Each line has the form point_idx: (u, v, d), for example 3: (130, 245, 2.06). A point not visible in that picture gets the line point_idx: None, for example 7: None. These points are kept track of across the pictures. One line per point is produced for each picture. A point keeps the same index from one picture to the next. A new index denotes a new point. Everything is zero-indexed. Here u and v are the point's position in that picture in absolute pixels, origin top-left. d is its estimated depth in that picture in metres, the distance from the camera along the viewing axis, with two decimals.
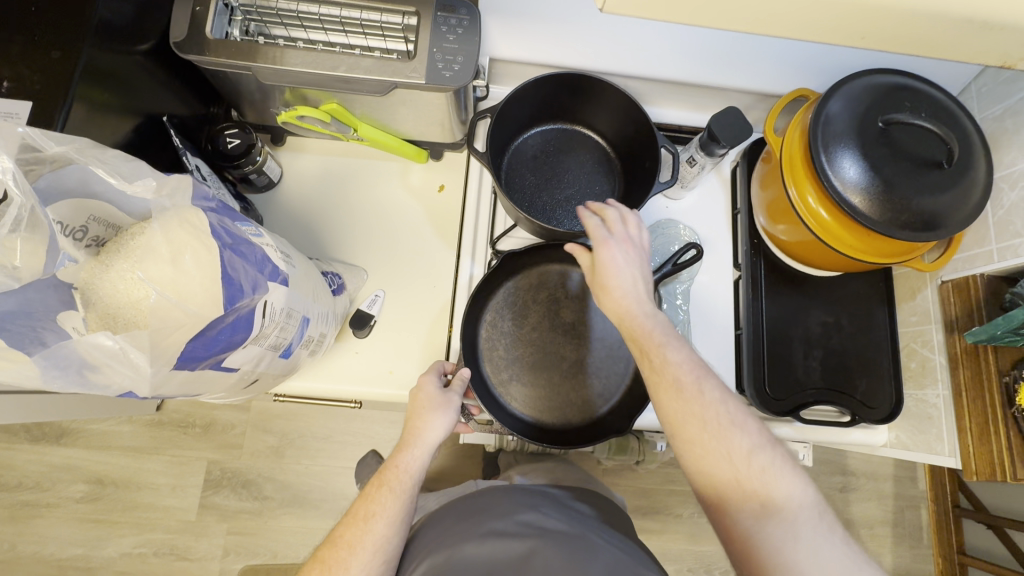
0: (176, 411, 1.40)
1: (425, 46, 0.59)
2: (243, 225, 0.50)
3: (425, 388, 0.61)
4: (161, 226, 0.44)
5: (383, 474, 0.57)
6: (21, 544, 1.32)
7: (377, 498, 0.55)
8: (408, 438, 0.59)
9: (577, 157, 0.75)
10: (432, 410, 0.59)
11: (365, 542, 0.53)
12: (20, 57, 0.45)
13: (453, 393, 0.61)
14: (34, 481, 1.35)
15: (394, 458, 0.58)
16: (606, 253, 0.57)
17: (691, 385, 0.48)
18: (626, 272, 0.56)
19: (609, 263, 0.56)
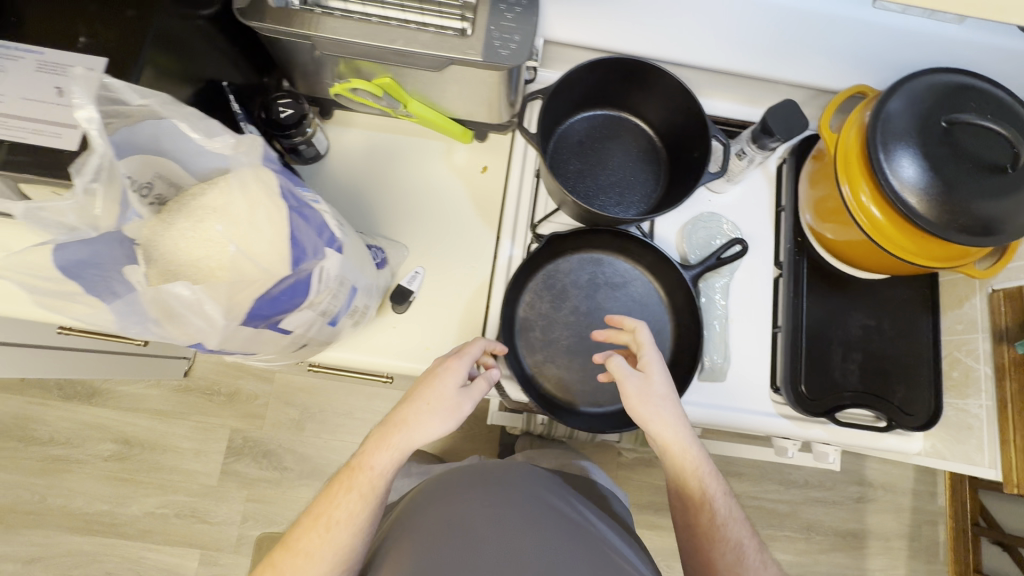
0: (203, 378, 1.44)
1: (483, 24, 0.59)
2: (303, 190, 0.51)
3: (445, 380, 0.58)
4: (240, 183, 0.48)
5: (354, 477, 0.57)
6: (48, 497, 1.36)
7: (343, 501, 0.57)
8: (388, 438, 0.58)
9: (623, 145, 0.74)
10: (433, 416, 0.57)
11: (325, 546, 0.56)
12: (98, 14, 0.46)
13: (460, 397, 0.59)
14: (66, 437, 1.39)
15: (367, 460, 0.58)
16: (663, 385, 0.59)
17: (729, 523, 0.62)
18: (667, 408, 0.59)
19: (667, 395, 0.59)
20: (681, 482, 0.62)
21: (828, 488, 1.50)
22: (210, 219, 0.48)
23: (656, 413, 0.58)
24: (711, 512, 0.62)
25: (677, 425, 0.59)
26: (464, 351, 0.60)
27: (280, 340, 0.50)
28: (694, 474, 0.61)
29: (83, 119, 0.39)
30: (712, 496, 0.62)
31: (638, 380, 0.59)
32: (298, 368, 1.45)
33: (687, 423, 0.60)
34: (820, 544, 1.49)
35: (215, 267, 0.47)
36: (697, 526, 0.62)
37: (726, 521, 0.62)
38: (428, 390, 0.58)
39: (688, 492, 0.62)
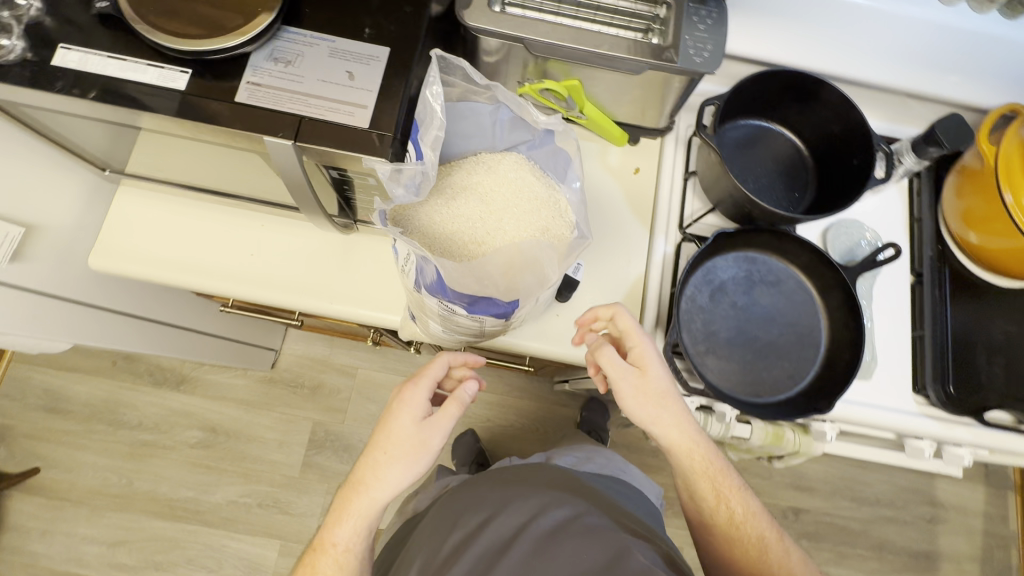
0: (288, 371, 1.47)
1: (679, 33, 0.63)
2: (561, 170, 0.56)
3: (404, 420, 0.60)
4: (512, 167, 0.56)
5: (319, 556, 0.60)
6: (136, 481, 1.38)
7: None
8: (345, 508, 0.60)
9: (775, 152, 0.78)
10: (397, 461, 0.59)
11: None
12: (381, 8, 0.51)
13: (415, 431, 0.60)
14: (153, 423, 1.42)
15: (330, 538, 0.60)
16: (662, 379, 0.63)
17: (745, 512, 0.65)
18: (662, 399, 0.63)
19: (667, 392, 0.63)
20: (687, 479, 0.66)
21: (899, 507, 1.50)
22: (466, 199, 0.56)
23: (657, 409, 0.63)
24: (725, 496, 0.65)
25: (675, 423, 0.63)
26: (415, 386, 0.62)
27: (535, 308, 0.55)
28: (703, 463, 0.64)
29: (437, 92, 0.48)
30: (722, 487, 0.65)
31: (633, 375, 0.63)
32: (380, 364, 1.49)
33: (689, 420, 0.64)
34: (891, 563, 1.48)
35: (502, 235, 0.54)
36: (715, 523, 0.65)
37: (741, 511, 0.65)
38: (390, 435, 0.60)
39: (700, 483, 0.65)
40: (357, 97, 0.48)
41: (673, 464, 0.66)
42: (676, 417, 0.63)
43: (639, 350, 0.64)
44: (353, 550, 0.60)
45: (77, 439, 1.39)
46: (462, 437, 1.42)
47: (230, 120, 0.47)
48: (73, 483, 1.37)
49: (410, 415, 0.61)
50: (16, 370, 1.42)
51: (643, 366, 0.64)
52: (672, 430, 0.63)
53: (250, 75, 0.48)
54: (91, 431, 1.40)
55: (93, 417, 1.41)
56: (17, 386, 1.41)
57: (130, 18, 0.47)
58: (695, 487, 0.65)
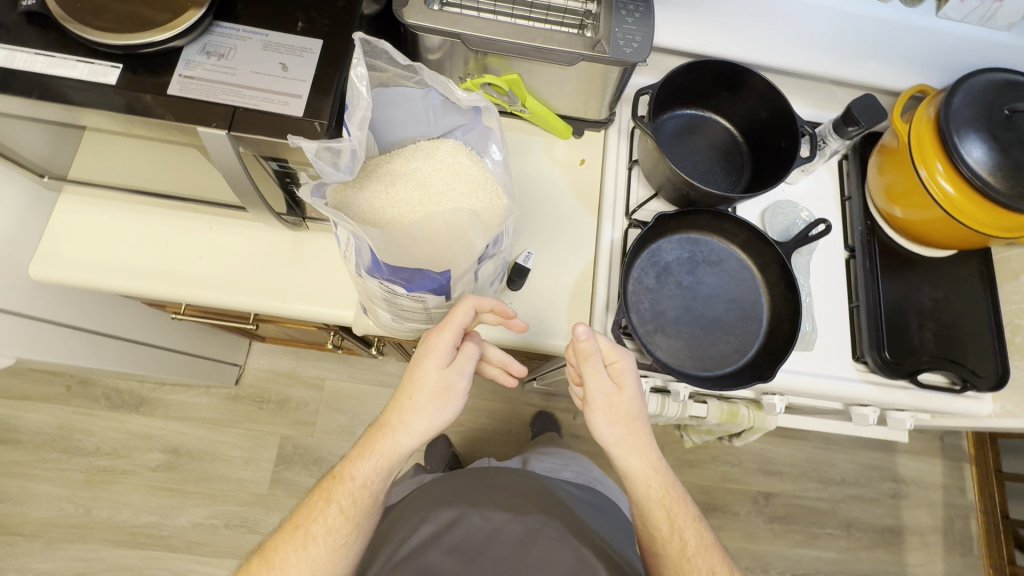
0: (253, 386, 1.44)
1: (608, 26, 0.66)
2: (491, 148, 0.58)
3: (431, 363, 0.61)
4: (445, 151, 0.58)
5: (335, 486, 0.64)
6: (94, 509, 1.33)
7: (325, 510, 0.63)
8: (369, 447, 0.63)
9: (710, 138, 0.82)
10: (421, 408, 0.61)
11: (303, 559, 0.62)
12: (313, 4, 0.53)
13: (444, 377, 0.62)
14: (112, 448, 1.37)
15: (347, 475, 0.63)
16: (633, 399, 0.65)
17: (698, 545, 0.66)
18: (631, 417, 0.66)
19: (636, 414, 0.65)
20: (642, 510, 0.67)
21: (863, 485, 1.55)
22: (404, 184, 0.57)
23: (626, 429, 0.65)
24: (683, 523, 0.67)
25: (634, 448, 0.65)
26: (444, 330, 0.60)
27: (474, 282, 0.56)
28: (664, 486, 0.66)
29: (358, 74, 0.48)
30: (676, 520, 0.66)
31: (610, 389, 0.65)
32: (348, 375, 1.47)
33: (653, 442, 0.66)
34: (860, 540, 1.52)
35: (433, 213, 0.56)
36: (668, 550, 0.67)
37: (694, 544, 0.66)
38: (416, 379, 0.62)
39: (660, 508, 0.66)
40: (291, 87, 0.49)
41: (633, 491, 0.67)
42: (641, 439, 0.66)
43: (619, 367, 0.65)
44: (372, 488, 0.64)
45: (30, 469, 1.34)
46: (434, 443, 1.41)
47: (164, 112, 0.48)
48: (26, 515, 1.31)
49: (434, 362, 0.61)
50: None
51: (619, 380, 0.65)
52: (638, 447, 0.65)
53: (182, 69, 0.49)
54: (45, 459, 1.35)
55: (47, 445, 1.35)
56: None
57: (57, 15, 0.47)
58: (650, 517, 0.67)
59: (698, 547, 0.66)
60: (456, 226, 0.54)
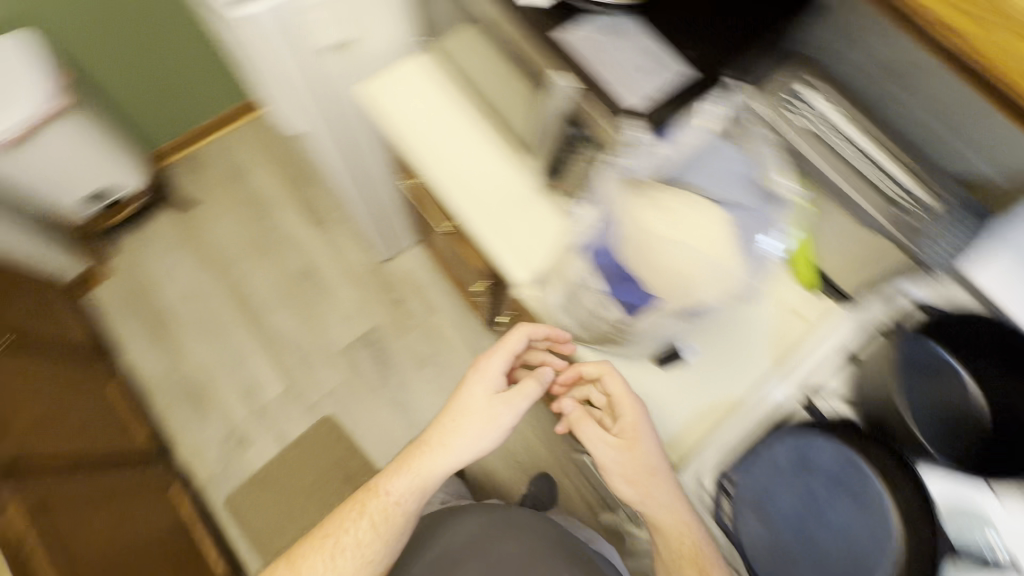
0: (392, 272, 1.61)
1: (931, 233, 0.61)
2: (763, 238, 0.69)
3: (479, 389, 0.77)
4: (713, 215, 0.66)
5: (369, 502, 0.80)
6: (241, 264, 1.62)
7: (357, 521, 0.80)
8: (404, 467, 0.78)
9: (959, 394, 0.67)
10: (459, 430, 0.76)
11: (335, 565, 0.78)
12: (700, 48, 0.62)
13: (475, 400, 0.76)
14: (281, 235, 1.64)
15: (381, 490, 0.79)
16: (650, 456, 0.68)
17: None
18: (652, 471, 0.68)
19: (655, 470, 0.68)
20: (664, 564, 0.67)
21: None
22: (658, 212, 0.66)
23: (645, 487, 0.68)
24: None
25: (652, 498, 0.67)
26: (493, 357, 0.77)
27: (654, 323, 0.68)
28: (693, 551, 0.65)
29: (704, 107, 0.63)
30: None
31: (619, 450, 0.70)
32: (455, 322, 1.56)
33: (678, 503, 0.67)
34: None
35: (665, 252, 0.65)
36: None
37: None
38: (463, 406, 0.77)
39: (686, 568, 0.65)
40: (634, 87, 0.60)
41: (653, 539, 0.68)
42: (657, 491, 0.67)
43: (631, 421, 0.70)
44: (403, 505, 0.79)
45: (234, 208, 1.67)
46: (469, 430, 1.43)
47: None
48: (208, 234, 1.65)
49: (481, 386, 0.77)
50: (238, 133, 1.74)
51: (624, 436, 0.70)
52: (660, 507, 0.67)
53: (577, 30, 0.63)
54: (245, 208, 1.67)
55: (253, 201, 1.68)
56: (230, 144, 1.73)
57: None
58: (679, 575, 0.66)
59: None
60: (669, 276, 0.66)
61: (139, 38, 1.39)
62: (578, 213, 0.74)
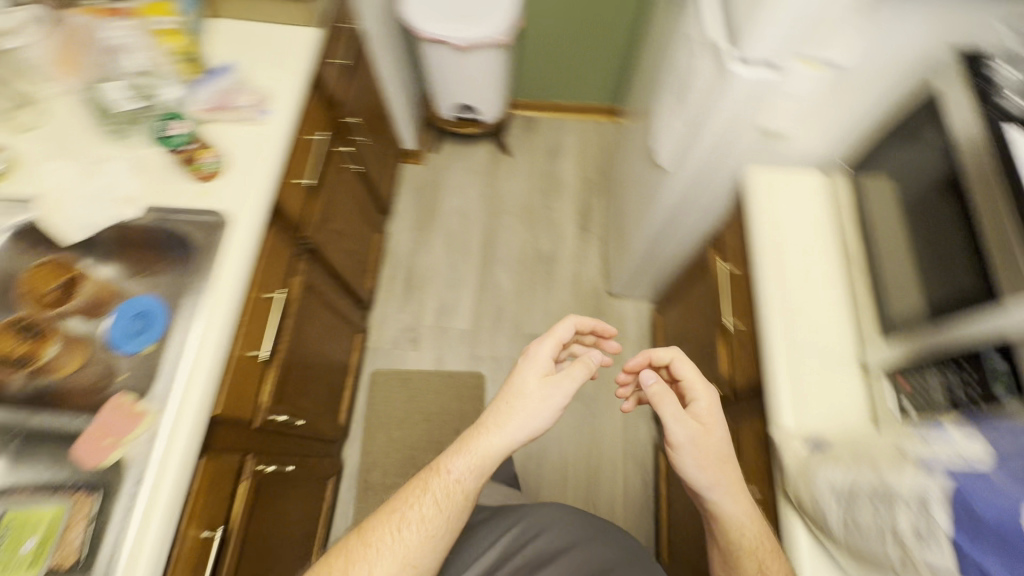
0: (607, 306, 1.67)
1: None
2: None
3: (530, 372, 0.85)
4: None
5: (431, 481, 0.80)
6: (507, 215, 1.83)
7: (420, 498, 0.79)
8: (465, 447, 0.81)
9: None
10: (518, 410, 0.80)
11: (399, 539, 0.76)
12: None
13: (528, 378, 0.84)
14: (549, 217, 1.82)
15: (445, 466, 0.80)
16: (720, 441, 0.74)
17: None
18: (719, 447, 0.74)
19: (726, 455, 0.73)
20: (743, 561, 0.68)
21: None
22: None
23: (717, 471, 0.71)
24: None
25: (728, 492, 0.70)
26: (543, 344, 0.87)
27: None
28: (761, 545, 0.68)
29: None
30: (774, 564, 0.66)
31: (693, 431, 0.74)
32: None
33: (721, 440, 0.74)
34: None
35: None
36: None
37: None
38: (518, 389, 0.83)
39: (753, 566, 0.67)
40: None
41: (723, 527, 0.70)
42: (729, 484, 0.71)
43: (706, 403, 0.77)
44: (464, 484, 0.79)
45: (533, 173, 1.89)
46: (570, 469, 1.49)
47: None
48: (502, 177, 1.89)
49: (531, 370, 0.85)
50: (576, 126, 1.96)
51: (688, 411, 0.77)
52: (723, 507, 0.70)
53: None
54: (540, 179, 1.88)
55: (549, 178, 1.88)
56: (566, 129, 1.95)
57: None
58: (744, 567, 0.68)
59: None
60: None
61: (583, 28, 1.63)
62: (949, 437, 0.57)
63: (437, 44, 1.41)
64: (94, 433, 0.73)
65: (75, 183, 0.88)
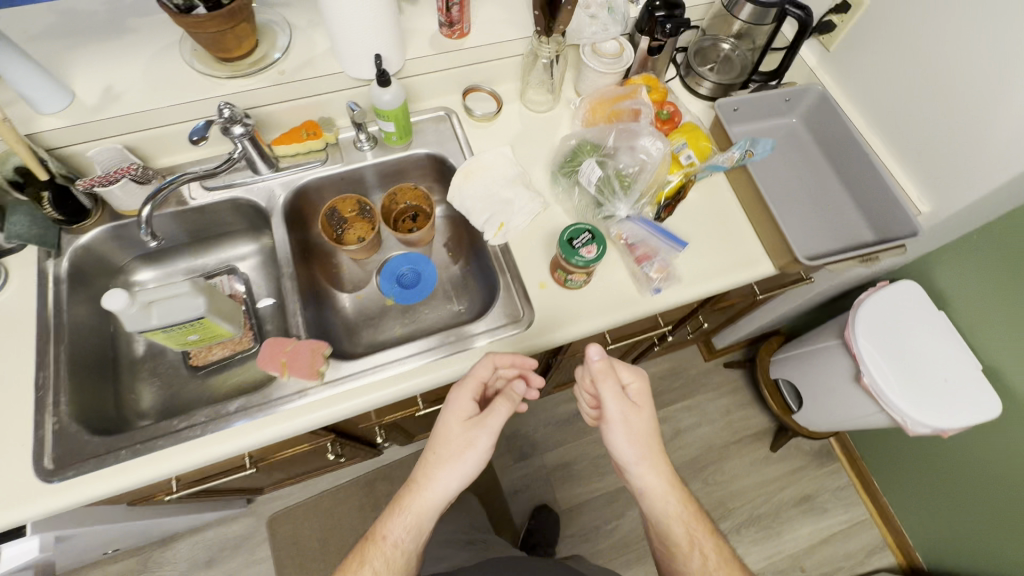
0: None
1: None
2: None
3: (448, 418, 0.71)
4: None
5: (370, 548, 0.69)
6: (704, 483, 1.54)
7: (357, 574, 0.68)
8: (398, 508, 0.70)
9: None
10: (453, 464, 0.69)
11: None
12: None
13: (453, 423, 0.71)
14: (730, 536, 1.49)
15: (383, 529, 0.70)
16: (644, 419, 0.74)
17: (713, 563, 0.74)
18: (645, 417, 0.75)
19: (644, 426, 0.74)
20: (673, 530, 0.75)
21: None
22: None
23: (638, 447, 0.74)
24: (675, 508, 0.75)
25: (652, 463, 0.74)
26: (460, 388, 0.72)
27: None
28: (674, 502, 0.75)
29: None
30: (707, 544, 0.74)
31: (623, 409, 0.73)
32: None
33: (647, 415, 0.75)
34: None
35: None
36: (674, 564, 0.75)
37: (701, 549, 0.74)
38: (440, 437, 0.70)
39: (674, 534, 0.75)
40: None
41: (658, 519, 0.75)
42: (650, 460, 0.74)
43: (638, 388, 0.76)
44: (403, 546, 0.69)
45: (768, 488, 1.55)
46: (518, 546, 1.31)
47: None
48: (744, 455, 1.58)
49: (455, 415, 0.71)
50: (857, 512, 1.54)
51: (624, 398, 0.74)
52: (639, 422, 0.74)
53: None
54: (767, 500, 1.54)
55: (773, 513, 1.53)
56: (844, 500, 1.55)
57: None
58: (671, 539, 0.75)
59: (675, 511, 0.75)
60: None
61: (989, 499, 1.19)
62: None
63: (846, 350, 1.17)
64: (287, 345, 0.76)
65: (496, 179, 0.92)
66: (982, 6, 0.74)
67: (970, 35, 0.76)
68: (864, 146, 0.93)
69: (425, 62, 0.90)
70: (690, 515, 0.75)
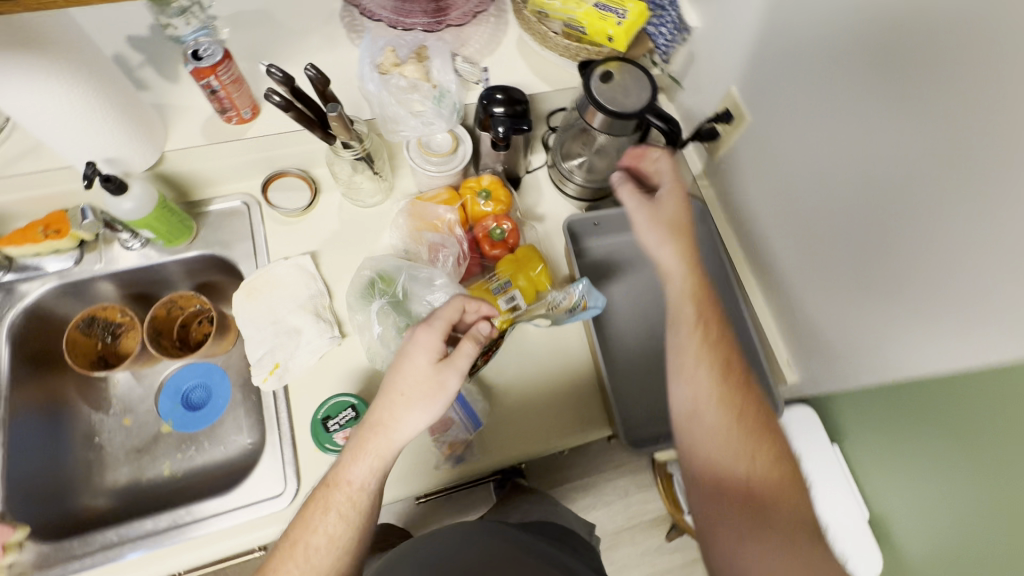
0: None
1: None
2: None
3: (410, 355, 0.53)
4: None
5: (332, 492, 0.51)
6: None
7: (319, 521, 0.50)
8: (369, 446, 0.51)
9: None
10: (420, 404, 0.51)
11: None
12: None
13: (425, 354, 0.52)
14: None
15: (347, 469, 0.51)
16: (675, 195, 0.65)
17: (728, 352, 0.57)
18: (670, 185, 0.65)
19: (673, 200, 0.64)
20: (681, 328, 0.58)
21: None
22: None
23: (660, 216, 0.63)
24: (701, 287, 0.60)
25: (675, 230, 0.62)
26: (435, 320, 0.54)
27: None
28: (702, 289, 0.60)
29: None
30: (717, 338, 0.57)
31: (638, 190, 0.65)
32: None
33: (678, 189, 0.66)
34: None
35: None
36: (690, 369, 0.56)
37: (716, 343, 0.57)
38: (401, 377, 0.52)
39: (691, 322, 0.58)
40: None
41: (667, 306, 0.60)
42: (670, 243, 0.61)
43: (670, 191, 0.65)
44: (371, 491, 0.52)
45: None
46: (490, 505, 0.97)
47: None
48: None
49: (422, 353, 0.52)
50: None
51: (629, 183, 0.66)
52: (666, 194, 0.65)
53: None
54: None
55: None
56: None
57: None
58: (680, 329, 0.58)
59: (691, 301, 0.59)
60: None
61: None
62: None
63: None
64: None
65: (284, 301, 0.75)
66: (846, 176, 0.58)
67: (837, 199, 0.60)
68: (733, 289, 0.78)
69: (202, 153, 0.72)
70: (713, 307, 0.59)
